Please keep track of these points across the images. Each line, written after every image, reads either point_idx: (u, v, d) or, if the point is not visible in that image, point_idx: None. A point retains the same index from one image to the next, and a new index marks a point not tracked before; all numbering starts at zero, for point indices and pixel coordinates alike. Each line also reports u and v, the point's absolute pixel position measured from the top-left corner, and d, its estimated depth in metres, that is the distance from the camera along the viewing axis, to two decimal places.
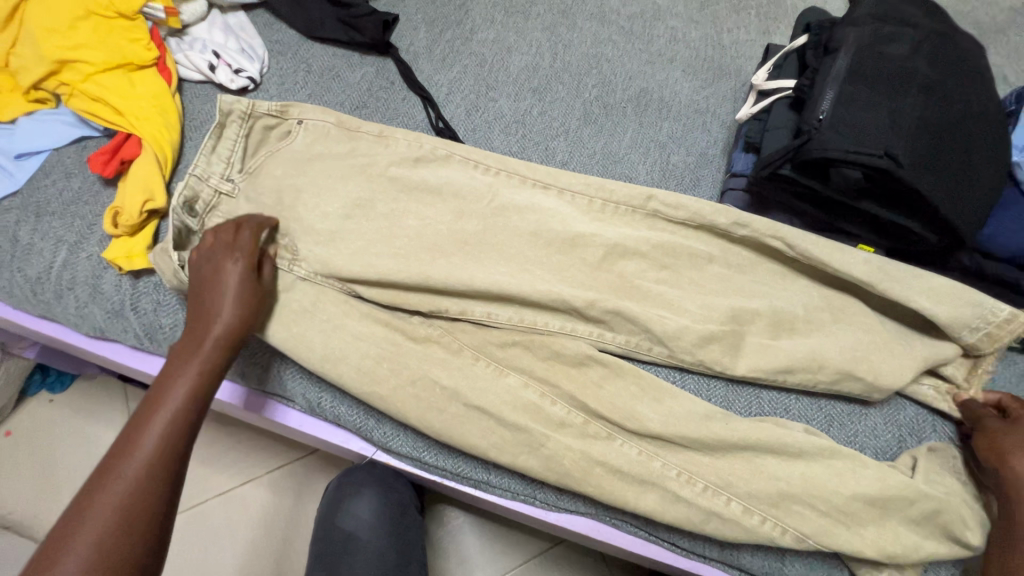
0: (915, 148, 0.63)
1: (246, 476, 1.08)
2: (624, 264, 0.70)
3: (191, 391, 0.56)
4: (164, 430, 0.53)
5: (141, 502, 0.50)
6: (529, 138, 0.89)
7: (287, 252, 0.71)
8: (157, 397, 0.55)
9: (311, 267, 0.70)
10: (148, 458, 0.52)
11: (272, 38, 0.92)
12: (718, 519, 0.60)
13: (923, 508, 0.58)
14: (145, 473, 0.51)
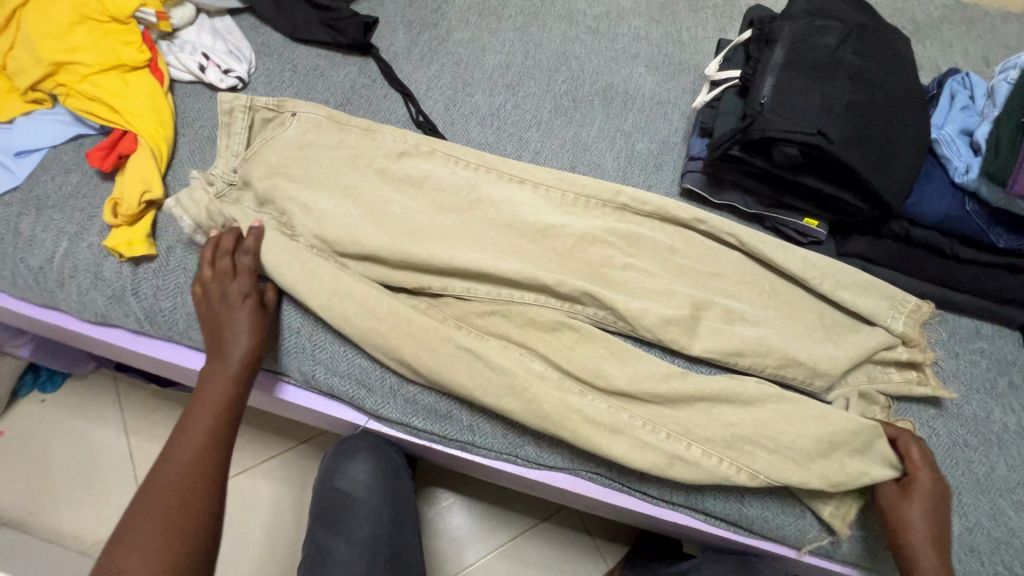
0: (845, 127, 0.70)
1: (240, 463, 1.11)
2: (592, 240, 0.77)
3: (222, 408, 0.63)
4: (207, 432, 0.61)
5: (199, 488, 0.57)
6: (504, 130, 0.95)
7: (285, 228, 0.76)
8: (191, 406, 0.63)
9: (308, 239, 0.75)
10: (189, 467, 0.58)
11: (259, 41, 0.98)
12: (681, 463, 0.66)
13: (861, 446, 0.66)
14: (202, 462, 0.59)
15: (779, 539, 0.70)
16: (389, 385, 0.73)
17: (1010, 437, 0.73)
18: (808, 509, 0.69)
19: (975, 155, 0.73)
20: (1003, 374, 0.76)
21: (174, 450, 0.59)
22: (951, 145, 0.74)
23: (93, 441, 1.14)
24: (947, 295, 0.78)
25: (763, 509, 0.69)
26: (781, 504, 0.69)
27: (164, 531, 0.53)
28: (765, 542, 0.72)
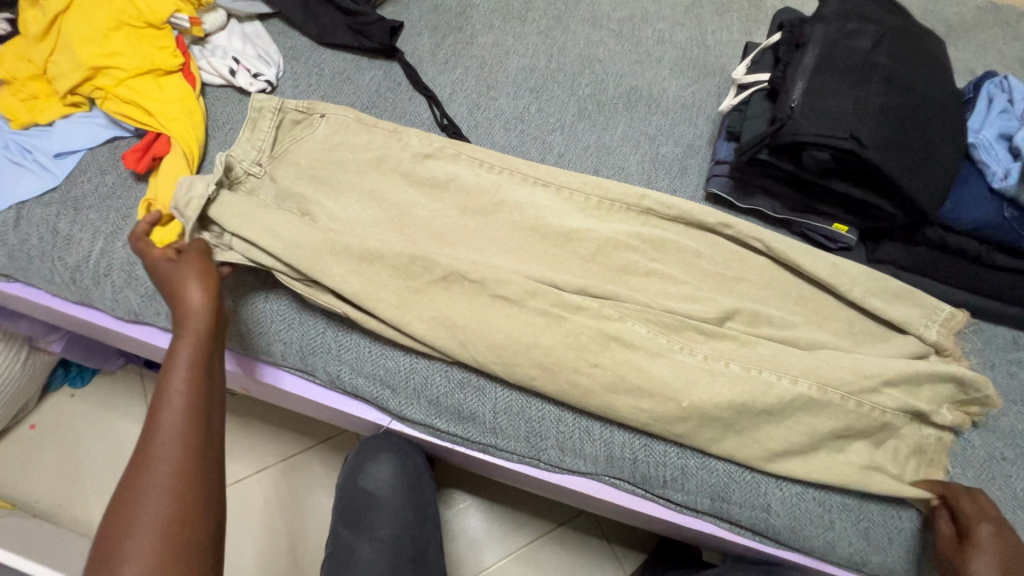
0: (879, 131, 0.69)
1: (263, 462, 1.13)
2: (618, 244, 0.77)
3: (196, 376, 0.57)
4: (183, 404, 0.55)
5: (184, 468, 0.52)
6: (528, 133, 0.95)
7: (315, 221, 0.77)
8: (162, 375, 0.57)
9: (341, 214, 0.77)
10: (173, 439, 0.53)
11: (287, 45, 0.99)
12: None
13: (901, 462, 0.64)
14: (182, 432, 0.54)
15: (807, 551, 0.69)
16: (412, 387, 0.73)
17: None
18: (838, 521, 0.67)
19: (1014, 161, 0.71)
20: None
21: (151, 429, 0.54)
22: (989, 150, 0.73)
23: (120, 436, 1.17)
24: (983, 304, 0.76)
25: (790, 521, 0.68)
26: (810, 517, 0.68)
27: (164, 506, 0.50)
28: (792, 553, 0.71)
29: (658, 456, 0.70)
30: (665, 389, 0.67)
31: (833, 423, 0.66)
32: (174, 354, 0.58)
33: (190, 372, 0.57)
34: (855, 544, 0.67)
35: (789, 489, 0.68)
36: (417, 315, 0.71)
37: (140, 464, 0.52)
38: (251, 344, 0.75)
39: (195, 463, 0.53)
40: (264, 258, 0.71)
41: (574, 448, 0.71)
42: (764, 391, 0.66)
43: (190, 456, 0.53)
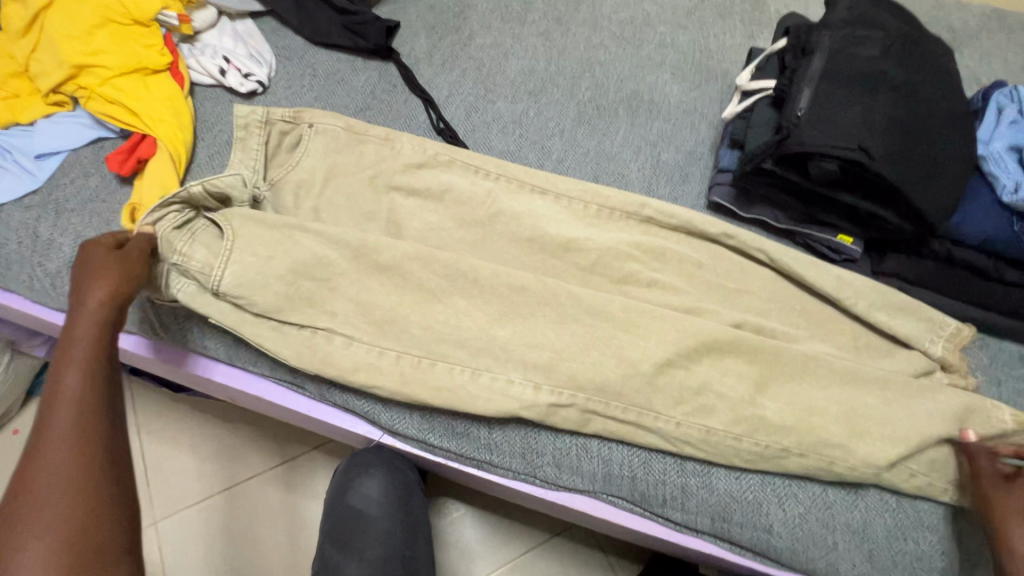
0: (887, 141, 0.67)
1: (252, 470, 1.10)
2: (619, 254, 0.75)
3: (94, 378, 0.56)
4: (75, 410, 0.54)
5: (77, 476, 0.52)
6: (526, 138, 0.93)
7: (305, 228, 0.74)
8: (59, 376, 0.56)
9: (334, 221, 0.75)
10: (67, 448, 0.53)
11: (279, 44, 0.97)
12: None
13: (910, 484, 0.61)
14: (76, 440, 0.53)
15: (809, 573, 0.67)
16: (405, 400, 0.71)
17: None
18: (842, 543, 0.65)
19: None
20: None
21: (47, 420, 0.54)
22: (999, 162, 0.71)
23: None
24: (990, 320, 0.74)
25: (793, 543, 0.66)
26: (812, 538, 0.66)
27: (56, 516, 0.51)
28: (794, 574, 0.69)
29: (657, 474, 0.68)
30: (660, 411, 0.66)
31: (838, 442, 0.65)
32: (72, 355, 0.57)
33: (87, 366, 0.56)
34: (859, 566, 0.65)
35: (792, 510, 0.66)
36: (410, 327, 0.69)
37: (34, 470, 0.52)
38: (239, 355, 0.73)
39: (94, 456, 0.54)
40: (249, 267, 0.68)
41: (571, 465, 0.69)
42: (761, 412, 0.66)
43: (87, 450, 0.54)
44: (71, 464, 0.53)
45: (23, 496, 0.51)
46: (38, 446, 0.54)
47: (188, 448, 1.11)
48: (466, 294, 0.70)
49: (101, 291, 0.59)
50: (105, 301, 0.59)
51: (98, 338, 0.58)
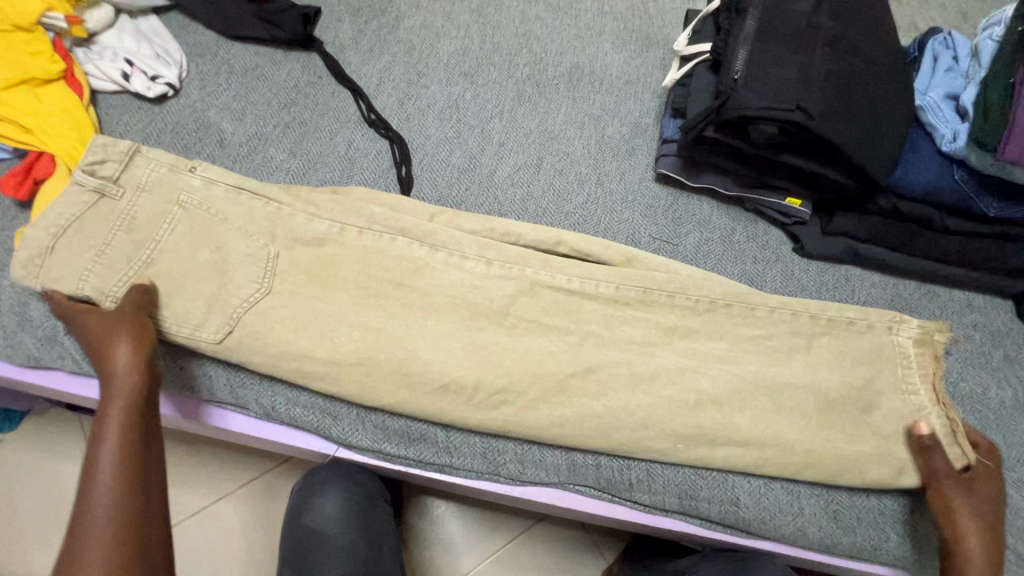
0: (825, 100, 0.65)
1: (219, 491, 1.04)
2: (568, 242, 0.73)
3: (128, 438, 0.53)
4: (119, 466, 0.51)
5: (123, 544, 0.48)
6: (464, 123, 0.88)
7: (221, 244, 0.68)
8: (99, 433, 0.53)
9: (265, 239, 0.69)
10: (108, 510, 0.49)
11: (190, 41, 0.90)
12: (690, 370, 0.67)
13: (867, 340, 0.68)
14: (121, 504, 0.49)
15: (779, 539, 0.67)
16: (355, 411, 0.67)
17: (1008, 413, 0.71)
18: (806, 508, 0.66)
19: (962, 121, 0.69)
20: (997, 348, 0.75)
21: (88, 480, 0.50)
22: (937, 112, 0.70)
23: (55, 480, 1.06)
24: (932, 269, 0.76)
25: (760, 510, 0.66)
26: (777, 500, 0.66)
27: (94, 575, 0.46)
28: (763, 541, 0.69)
29: (621, 459, 0.67)
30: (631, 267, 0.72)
31: (803, 380, 0.67)
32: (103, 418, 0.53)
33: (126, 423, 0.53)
34: (825, 527, 0.65)
35: (756, 479, 0.67)
36: (332, 334, 0.65)
37: (81, 530, 0.48)
38: (174, 381, 0.68)
39: (136, 516, 0.49)
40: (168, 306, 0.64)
41: (534, 458, 0.67)
42: (733, 300, 0.69)
43: (125, 513, 0.49)
44: (112, 528, 0.48)
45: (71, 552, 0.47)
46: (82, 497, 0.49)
47: None
48: (411, 297, 0.69)
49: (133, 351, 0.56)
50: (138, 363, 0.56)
51: (129, 419, 0.53)
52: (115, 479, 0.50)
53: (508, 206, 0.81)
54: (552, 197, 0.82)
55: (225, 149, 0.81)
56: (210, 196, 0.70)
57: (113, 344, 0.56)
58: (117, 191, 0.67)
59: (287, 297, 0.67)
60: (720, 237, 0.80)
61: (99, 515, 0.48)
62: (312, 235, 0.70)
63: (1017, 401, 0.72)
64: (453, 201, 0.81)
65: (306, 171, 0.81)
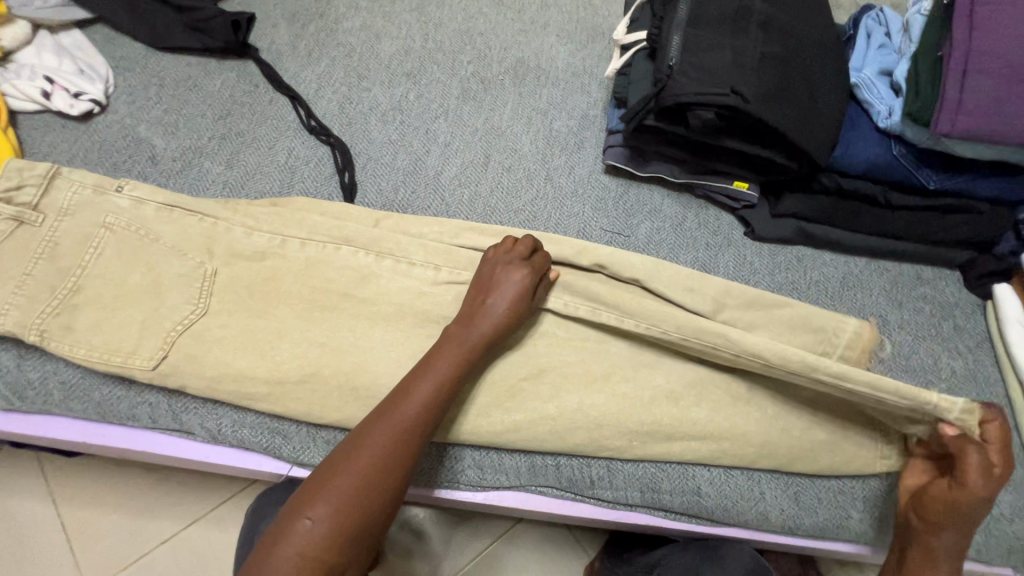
0: (760, 82, 0.65)
1: (188, 517, 1.01)
2: (516, 241, 0.72)
3: (432, 406, 0.55)
4: (393, 441, 0.53)
5: (329, 544, 0.48)
6: (408, 124, 0.86)
7: (153, 265, 0.65)
8: (391, 402, 0.55)
9: (201, 256, 0.67)
10: (345, 499, 0.50)
11: (117, 54, 0.86)
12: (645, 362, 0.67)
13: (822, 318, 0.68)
14: (345, 500, 0.49)
15: (743, 524, 0.67)
16: (304, 429, 0.65)
17: (959, 382, 0.72)
18: (768, 492, 0.66)
19: (896, 97, 0.70)
20: (946, 319, 0.76)
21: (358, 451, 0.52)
22: (872, 88, 0.71)
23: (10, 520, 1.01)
24: (880, 245, 0.76)
25: (721, 498, 0.65)
26: (739, 487, 0.66)
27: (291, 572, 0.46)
28: (729, 529, 0.68)
29: (581, 457, 0.66)
30: (579, 263, 0.72)
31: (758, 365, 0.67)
32: (413, 385, 0.56)
33: (440, 383, 0.56)
34: (787, 510, 0.65)
35: (716, 467, 0.66)
36: (275, 350, 0.63)
37: (279, 532, 0.48)
38: (113, 411, 0.65)
39: (361, 505, 0.50)
40: (100, 333, 0.61)
41: (493, 462, 0.66)
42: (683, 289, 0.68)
43: (358, 498, 0.50)
44: (339, 518, 0.49)
45: (266, 554, 0.47)
46: (346, 458, 0.52)
47: (112, 507, 1.02)
48: (357, 306, 0.67)
49: (506, 306, 0.61)
50: (499, 317, 0.61)
51: (440, 385, 0.56)
52: (385, 450, 0.52)
53: (456, 207, 0.80)
54: (501, 196, 0.81)
55: (158, 165, 0.78)
56: (140, 217, 0.68)
57: (492, 298, 0.61)
58: (36, 217, 0.64)
59: (226, 315, 0.64)
60: (672, 225, 0.80)
61: (311, 512, 0.49)
62: (250, 249, 0.68)
63: (968, 370, 0.73)
64: (400, 205, 0.79)
65: (245, 182, 0.78)
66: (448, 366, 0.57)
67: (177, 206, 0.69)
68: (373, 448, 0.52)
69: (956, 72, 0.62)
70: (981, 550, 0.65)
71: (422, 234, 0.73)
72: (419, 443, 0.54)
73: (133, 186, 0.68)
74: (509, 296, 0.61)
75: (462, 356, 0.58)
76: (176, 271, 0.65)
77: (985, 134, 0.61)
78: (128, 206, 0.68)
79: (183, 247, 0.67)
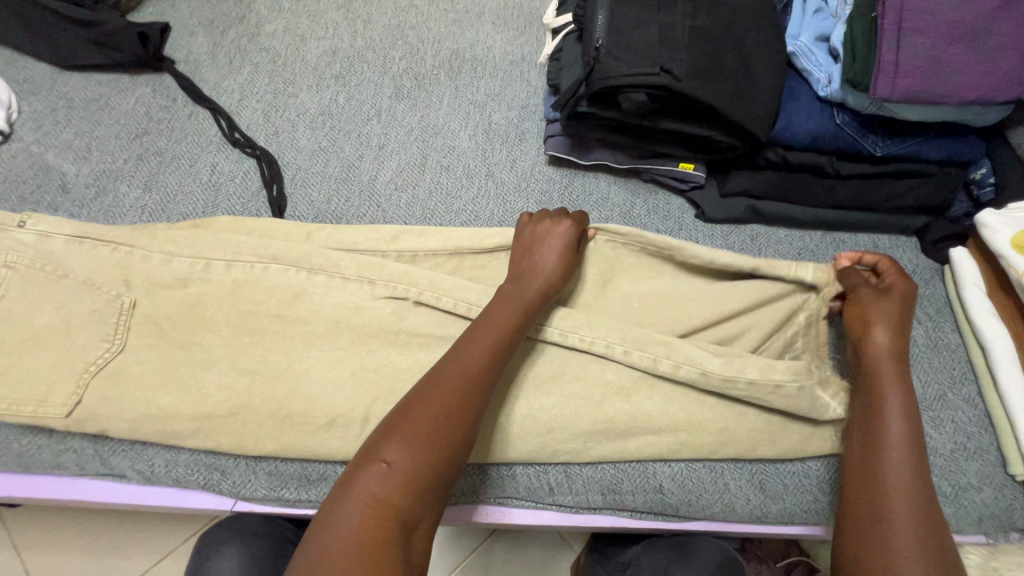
0: (690, 59, 0.62)
1: (156, 554, 0.97)
2: (455, 243, 0.68)
3: (495, 355, 0.54)
4: (460, 388, 0.51)
5: (402, 489, 0.46)
6: (339, 129, 0.81)
7: (62, 302, 0.60)
8: (456, 349, 0.54)
9: (114, 289, 0.62)
10: (419, 443, 0.48)
11: (20, 78, 0.80)
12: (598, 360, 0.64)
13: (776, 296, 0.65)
14: (418, 446, 0.47)
15: (710, 518, 0.65)
16: (243, 461, 0.62)
17: (920, 351, 0.71)
18: (732, 483, 0.64)
19: (835, 63, 0.67)
20: None
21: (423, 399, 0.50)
22: (809, 56, 0.68)
23: None
24: (834, 217, 0.74)
25: (684, 493, 0.63)
26: (702, 480, 0.64)
27: (363, 516, 0.44)
28: (697, 523, 0.66)
29: (538, 464, 0.64)
30: None
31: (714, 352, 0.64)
32: (476, 335, 0.55)
33: (502, 333, 0.55)
34: (753, 500, 0.63)
35: (678, 462, 0.64)
36: (203, 382, 0.59)
37: (352, 477, 0.47)
38: (36, 462, 0.61)
39: (433, 452, 0.48)
40: (10, 382, 0.57)
41: None
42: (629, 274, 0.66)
43: (429, 445, 0.48)
44: (410, 465, 0.47)
45: (341, 497, 0.45)
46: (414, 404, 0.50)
47: (74, 551, 0.97)
48: (289, 327, 0.63)
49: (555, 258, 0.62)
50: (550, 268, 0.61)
51: (502, 335, 0.55)
52: (452, 396, 0.50)
53: (393, 212, 0.76)
54: (441, 197, 0.77)
55: (69, 194, 0.73)
56: (46, 253, 0.63)
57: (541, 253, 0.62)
58: None
59: (147, 350, 0.60)
60: (620, 213, 0.77)
61: (386, 454, 0.47)
62: (170, 277, 0.63)
63: (929, 338, 0.71)
64: (334, 215, 0.75)
65: (166, 205, 0.73)
66: (510, 316, 0.57)
67: (84, 237, 0.64)
68: (440, 394, 0.50)
69: (890, 33, 0.59)
70: (954, 521, 0.63)
71: (356, 243, 0.69)
72: (484, 395, 0.52)
73: (36, 220, 0.63)
74: (556, 250, 0.62)
75: (519, 309, 0.57)
76: (89, 307, 0.61)
77: (924, 96, 0.59)
78: (31, 241, 0.63)
79: (94, 281, 0.62)
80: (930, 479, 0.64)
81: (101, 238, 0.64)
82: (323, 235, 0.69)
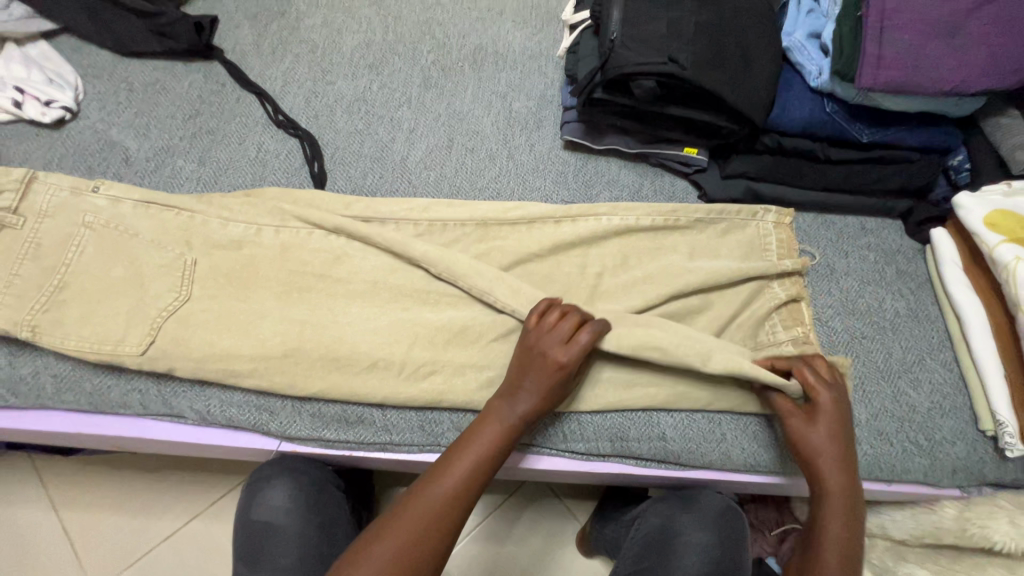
0: (695, 51, 0.69)
1: (190, 512, 1.04)
2: (481, 215, 0.76)
3: (478, 474, 0.58)
4: (444, 493, 0.56)
5: None
6: (373, 114, 0.89)
7: (134, 258, 0.68)
8: (449, 457, 0.58)
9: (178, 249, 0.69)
10: (403, 546, 0.53)
11: (84, 63, 0.88)
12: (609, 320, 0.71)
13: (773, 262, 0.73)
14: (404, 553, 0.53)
15: (709, 466, 0.71)
16: (291, 403, 0.69)
17: (902, 321, 0.77)
18: (729, 432, 0.71)
19: (825, 57, 0.75)
20: (889, 265, 0.81)
21: (408, 509, 0.55)
22: (802, 51, 0.76)
23: (14, 524, 1.03)
24: (826, 198, 0.81)
25: (685, 441, 0.70)
26: (702, 430, 0.70)
27: None
28: (695, 472, 0.73)
29: (553, 413, 0.70)
30: (542, 232, 0.76)
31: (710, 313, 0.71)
32: (464, 455, 0.58)
33: (484, 466, 0.58)
34: (748, 448, 0.70)
35: (680, 413, 0.71)
36: (257, 330, 0.67)
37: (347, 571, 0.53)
38: (105, 401, 0.68)
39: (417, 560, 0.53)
40: (90, 325, 0.65)
41: None
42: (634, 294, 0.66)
43: (412, 552, 0.53)
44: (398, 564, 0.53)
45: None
46: (405, 507, 0.56)
47: (116, 506, 1.04)
48: (333, 287, 0.71)
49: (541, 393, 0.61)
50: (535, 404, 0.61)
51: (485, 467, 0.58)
52: (439, 510, 0.55)
53: (422, 188, 0.83)
54: (466, 175, 0.85)
55: (131, 166, 0.81)
56: (119, 214, 0.70)
57: (531, 381, 0.61)
58: (16, 221, 0.66)
59: (208, 302, 0.68)
60: (630, 193, 0.84)
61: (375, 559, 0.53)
62: (227, 238, 0.71)
63: (910, 309, 0.78)
64: (369, 189, 0.83)
65: (218, 178, 0.81)
66: (480, 455, 0.58)
67: (150, 202, 0.71)
68: (428, 502, 0.56)
69: (874, 29, 0.67)
70: (929, 473, 0.70)
71: (391, 214, 0.76)
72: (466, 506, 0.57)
73: (109, 185, 0.71)
74: (545, 384, 0.61)
75: (497, 442, 0.59)
76: (157, 264, 0.68)
77: (903, 86, 0.66)
78: (105, 205, 0.70)
79: (162, 240, 0.70)
80: (908, 433, 0.71)
81: (166, 204, 0.71)
82: (363, 205, 0.76)
